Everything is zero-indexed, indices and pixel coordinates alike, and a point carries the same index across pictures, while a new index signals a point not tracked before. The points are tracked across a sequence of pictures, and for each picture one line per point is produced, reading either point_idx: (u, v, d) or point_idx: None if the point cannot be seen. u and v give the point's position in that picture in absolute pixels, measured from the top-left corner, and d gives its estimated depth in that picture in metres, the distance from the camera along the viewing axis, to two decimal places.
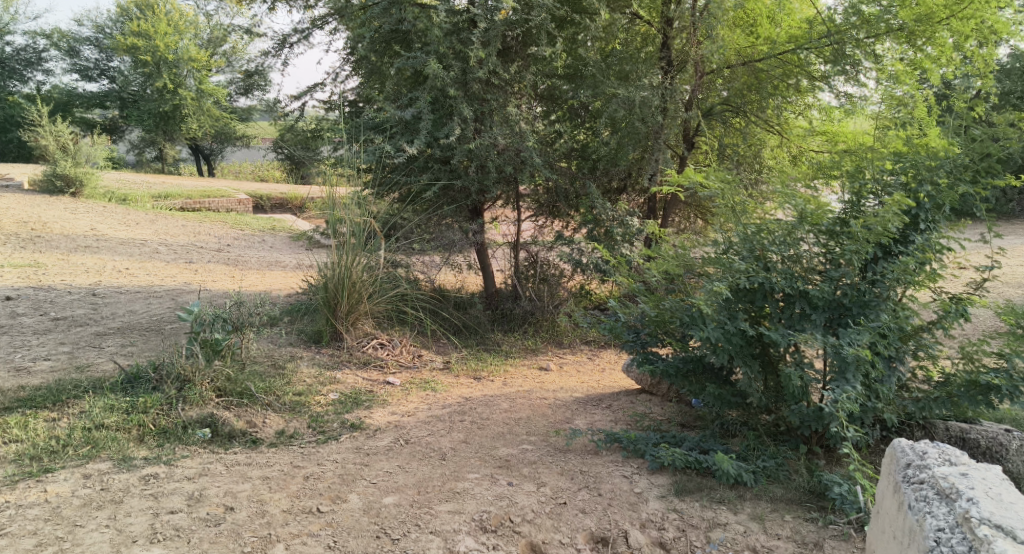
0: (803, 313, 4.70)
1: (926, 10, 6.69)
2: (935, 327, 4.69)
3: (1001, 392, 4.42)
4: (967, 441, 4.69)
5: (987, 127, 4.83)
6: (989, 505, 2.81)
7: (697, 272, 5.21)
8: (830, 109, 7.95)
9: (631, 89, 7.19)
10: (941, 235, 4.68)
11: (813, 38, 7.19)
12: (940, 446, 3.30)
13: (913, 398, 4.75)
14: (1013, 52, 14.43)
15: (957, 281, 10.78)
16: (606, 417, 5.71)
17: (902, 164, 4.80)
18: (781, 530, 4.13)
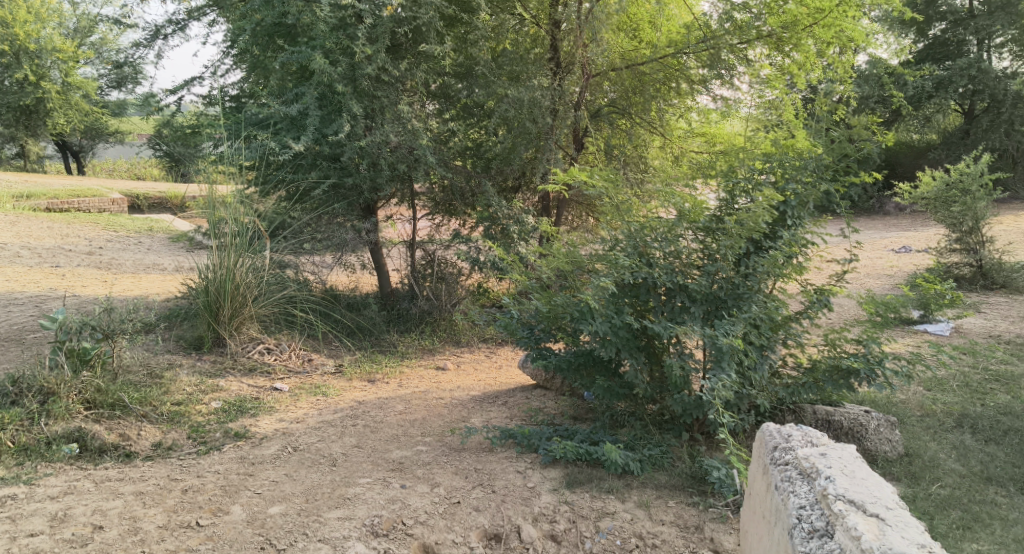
0: (683, 306, 4.95)
1: (791, 17, 7.10)
2: (802, 317, 5.01)
3: (860, 375, 4.79)
4: (832, 423, 5.02)
5: (845, 129, 5.16)
6: (844, 481, 3.03)
7: (586, 269, 5.28)
8: (708, 112, 8.26)
9: (521, 90, 7.33)
10: (806, 230, 5.03)
11: (691, 42, 7.47)
12: (804, 429, 3.57)
13: (783, 384, 5.06)
14: (870, 61, 15.57)
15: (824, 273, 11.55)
16: (503, 414, 5.74)
17: (771, 164, 5.08)
18: (666, 516, 4.30)
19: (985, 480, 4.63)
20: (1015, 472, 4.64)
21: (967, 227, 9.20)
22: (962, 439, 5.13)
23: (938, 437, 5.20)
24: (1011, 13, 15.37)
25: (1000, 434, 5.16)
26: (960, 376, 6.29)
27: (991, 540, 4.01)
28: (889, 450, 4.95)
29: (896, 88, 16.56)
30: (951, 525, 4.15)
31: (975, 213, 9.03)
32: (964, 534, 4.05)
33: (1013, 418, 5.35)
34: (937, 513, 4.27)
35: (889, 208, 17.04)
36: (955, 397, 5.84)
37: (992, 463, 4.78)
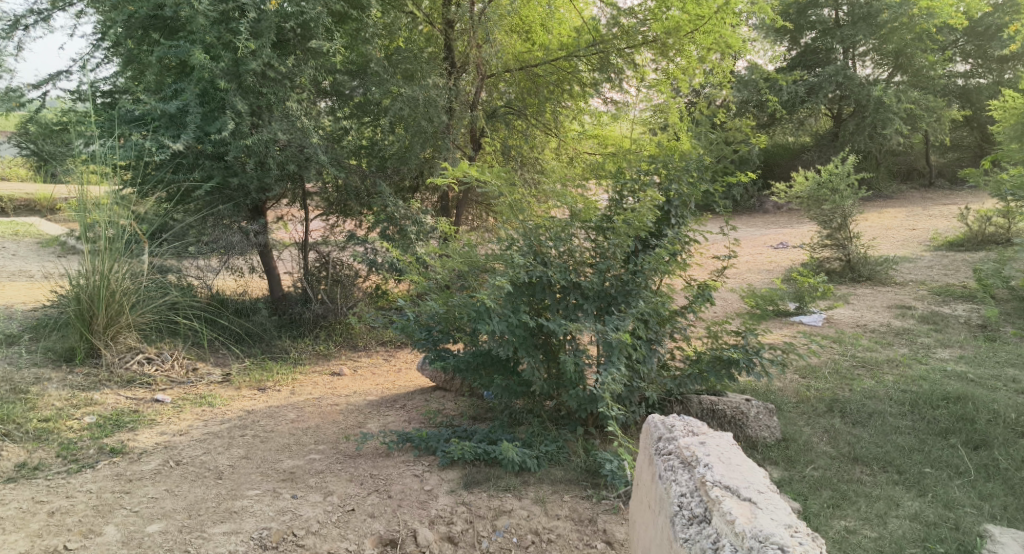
0: (576, 303, 5.04)
1: (674, 23, 7.35)
2: (687, 311, 5.23)
3: (739, 364, 5.07)
4: (716, 412, 5.24)
5: (723, 132, 5.39)
6: (721, 467, 3.19)
7: (483, 269, 5.17)
8: (599, 114, 8.39)
9: (416, 89, 7.28)
10: (689, 229, 5.22)
11: (581, 46, 7.66)
12: (685, 419, 3.73)
13: (671, 376, 5.27)
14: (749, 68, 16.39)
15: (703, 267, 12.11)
16: (400, 417, 5.64)
17: (656, 165, 5.25)
18: (561, 510, 4.36)
19: (852, 460, 4.96)
20: (878, 451, 5.00)
21: (836, 224, 9.85)
22: (833, 423, 5.48)
23: (812, 422, 5.53)
24: (872, 24, 16.35)
25: (866, 416, 5.54)
26: (830, 363, 6.72)
27: (857, 516, 4.32)
28: (768, 436, 5.22)
29: (772, 93, 17.46)
30: (822, 504, 4.44)
31: (843, 210, 9.70)
32: (833, 512, 4.35)
33: (876, 401, 5.77)
34: (810, 494, 4.55)
35: (768, 206, 18.01)
36: (826, 383, 6.23)
37: (858, 444, 5.12)
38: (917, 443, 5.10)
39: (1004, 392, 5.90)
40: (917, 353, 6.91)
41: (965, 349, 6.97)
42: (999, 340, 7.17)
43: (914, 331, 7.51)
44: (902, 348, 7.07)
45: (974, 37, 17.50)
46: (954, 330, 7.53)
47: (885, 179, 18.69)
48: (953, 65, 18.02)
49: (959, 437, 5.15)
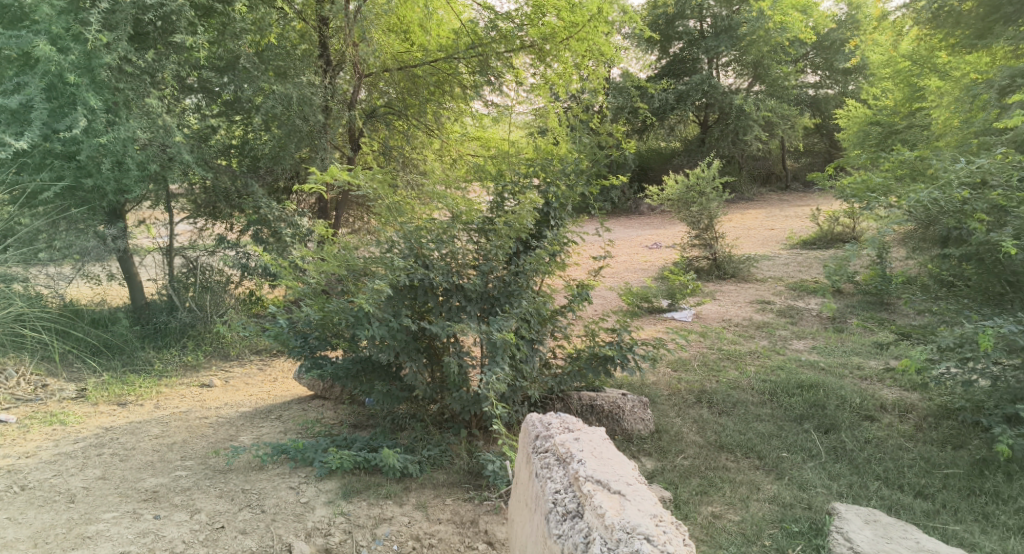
0: (459, 305, 5.04)
1: (550, 29, 7.50)
2: (567, 311, 5.35)
3: (614, 360, 5.28)
4: (595, 407, 5.41)
5: (596, 136, 5.58)
6: (593, 462, 3.32)
7: (361, 273, 4.96)
8: (481, 117, 8.34)
9: (288, 87, 7.04)
10: (567, 230, 5.35)
11: (460, 49, 7.66)
12: (562, 416, 3.83)
13: (552, 374, 5.36)
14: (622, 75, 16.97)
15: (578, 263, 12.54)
16: (275, 428, 5.42)
17: (534, 168, 5.35)
18: (442, 514, 4.34)
19: (718, 448, 5.23)
20: (741, 439, 5.29)
21: (704, 225, 10.38)
22: (701, 413, 5.75)
23: (682, 413, 5.79)
24: (733, 37, 17.55)
25: (731, 406, 5.87)
26: (699, 356, 7.07)
27: (722, 501, 4.58)
28: (642, 429, 5.40)
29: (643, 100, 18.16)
30: (691, 491, 4.67)
31: (710, 212, 10.24)
32: (701, 499, 4.59)
33: (739, 392, 6.11)
34: (680, 482, 4.77)
35: (644, 208, 18.73)
36: (695, 376, 6.53)
37: (724, 432, 5.41)
38: (776, 430, 5.45)
39: (849, 379, 6.41)
40: (775, 344, 7.39)
41: (816, 340, 7.52)
42: (845, 330, 7.80)
43: (772, 324, 8.04)
44: (762, 341, 7.54)
45: (822, 51, 18.96)
46: (807, 323, 8.12)
47: (748, 182, 19.91)
48: (805, 76, 19.45)
49: (812, 422, 5.55)
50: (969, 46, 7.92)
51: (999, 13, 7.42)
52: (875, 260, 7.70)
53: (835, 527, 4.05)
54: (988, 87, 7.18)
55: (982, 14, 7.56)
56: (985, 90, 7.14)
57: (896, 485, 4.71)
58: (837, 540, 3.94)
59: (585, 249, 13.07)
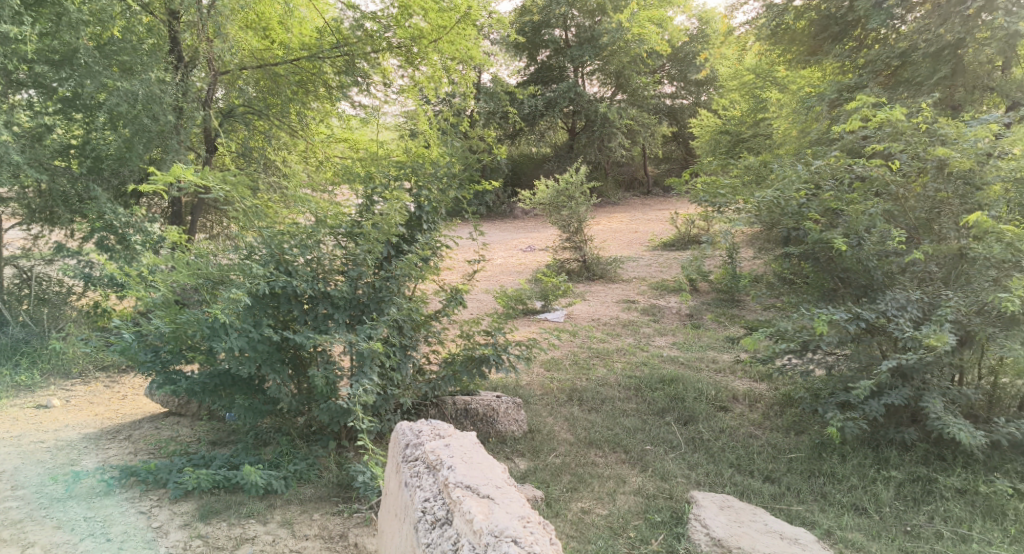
0: (326, 313, 4.88)
1: (417, 32, 7.39)
2: (440, 315, 5.33)
3: (489, 362, 5.31)
4: (469, 411, 5.40)
5: (466, 141, 5.60)
6: (462, 468, 3.34)
7: (218, 282, 4.71)
8: (349, 119, 8.18)
9: (135, 83, 6.49)
10: (439, 235, 5.33)
11: (324, 48, 7.40)
12: (432, 423, 3.81)
13: (426, 381, 5.32)
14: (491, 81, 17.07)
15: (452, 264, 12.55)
16: (124, 449, 5.04)
17: (404, 171, 5.25)
18: (309, 530, 4.20)
19: (588, 444, 5.39)
20: (608, 434, 5.48)
21: (573, 228, 10.67)
22: (572, 411, 5.90)
23: (554, 412, 5.91)
24: (595, 47, 18.14)
25: (599, 403, 6.05)
26: (569, 356, 7.24)
27: (591, 497, 4.71)
28: (516, 429, 5.47)
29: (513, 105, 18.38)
30: (562, 489, 4.78)
31: (578, 215, 10.55)
32: (571, 495, 4.71)
33: (607, 388, 6.33)
34: (552, 481, 4.87)
35: (517, 212, 19.03)
36: (566, 375, 6.69)
37: (592, 428, 5.58)
38: (640, 424, 5.68)
39: (706, 372, 6.80)
40: (640, 342, 7.70)
41: (677, 336, 7.91)
42: (701, 327, 8.28)
43: (637, 323, 8.37)
44: (629, 338, 7.83)
45: (677, 63, 20.02)
46: (669, 320, 8.52)
47: (614, 186, 20.66)
48: (662, 87, 20.45)
49: (673, 415, 5.84)
50: (802, 62, 8.66)
51: (828, 32, 8.12)
52: (728, 260, 8.20)
53: (694, 515, 4.27)
54: (820, 101, 7.82)
55: (813, 32, 8.23)
56: (817, 103, 7.80)
57: (747, 472, 5.04)
58: (695, 528, 4.16)
59: (457, 252, 13.15)
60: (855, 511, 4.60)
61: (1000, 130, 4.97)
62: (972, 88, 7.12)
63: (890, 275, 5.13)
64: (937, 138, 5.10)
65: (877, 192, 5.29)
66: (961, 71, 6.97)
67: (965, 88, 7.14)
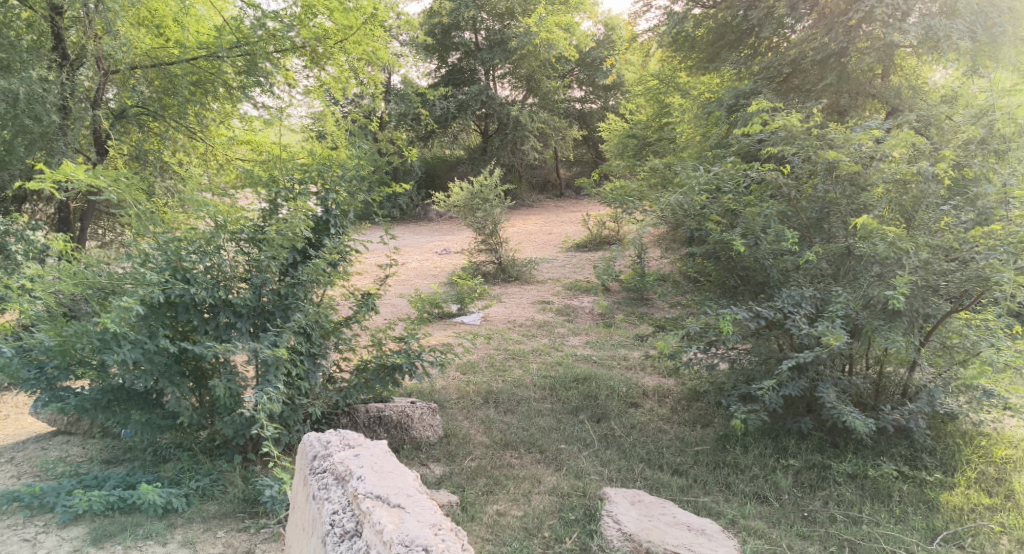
0: (228, 322, 4.72)
1: (322, 31, 7.26)
2: (351, 322, 5.21)
3: (402, 369, 5.22)
4: (382, 418, 5.31)
5: (374, 143, 5.47)
6: (372, 477, 3.28)
7: (109, 293, 4.47)
8: (251, 119, 7.81)
9: (13, 81, 6.05)
10: (348, 239, 5.21)
11: (223, 48, 6.85)
12: (341, 432, 3.73)
13: (336, 389, 5.21)
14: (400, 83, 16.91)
15: (361, 266, 12.23)
16: (7, 473, 4.72)
17: (309, 173, 5.10)
18: (213, 549, 4.02)
19: (503, 446, 5.40)
20: (524, 435, 5.51)
21: (488, 231, 10.66)
22: (488, 413, 5.91)
23: (469, 416, 5.89)
24: (505, 50, 18.20)
25: (514, 404, 6.08)
26: (485, 358, 7.25)
27: (506, 499, 4.73)
28: (431, 435, 5.42)
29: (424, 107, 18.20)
30: (477, 492, 4.77)
31: (493, 218, 10.56)
32: (487, 498, 4.71)
33: (523, 389, 6.37)
34: (467, 485, 4.86)
35: (431, 215, 18.94)
36: (481, 378, 6.68)
37: (508, 430, 5.60)
38: (555, 423, 5.75)
39: (618, 369, 6.96)
40: (555, 342, 7.79)
41: (590, 335, 8.05)
42: (614, 325, 8.46)
43: (552, 323, 8.46)
44: (543, 339, 7.91)
45: (586, 68, 20.43)
46: (582, 320, 8.67)
47: (527, 188, 20.86)
48: (572, 91, 20.83)
49: (586, 413, 5.93)
50: (702, 69, 9.02)
51: (724, 41, 8.47)
52: (637, 260, 8.43)
53: (606, 511, 4.35)
54: (719, 107, 8.17)
55: (710, 40, 8.57)
56: (716, 108, 8.16)
57: (657, 466, 5.18)
58: (608, 524, 4.23)
59: (367, 257, 12.90)
60: (757, 499, 4.80)
61: (882, 135, 5.25)
62: (855, 95, 7.57)
63: (784, 273, 5.38)
64: (826, 142, 5.37)
65: (773, 194, 5.52)
66: (845, 79, 7.43)
67: (849, 94, 7.59)
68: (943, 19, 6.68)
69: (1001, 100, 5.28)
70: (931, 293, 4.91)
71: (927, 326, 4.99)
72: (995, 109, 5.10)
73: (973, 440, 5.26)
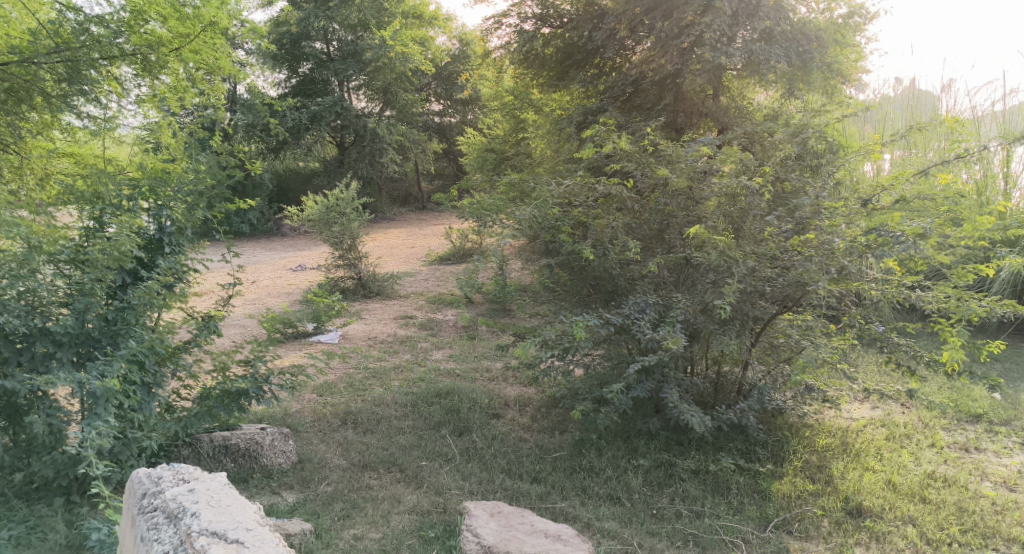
0: (46, 353, 4.30)
1: (155, 39, 6.79)
2: (191, 346, 4.89)
3: (249, 395, 4.93)
4: (229, 447, 5.03)
5: (213, 156, 5.19)
6: (208, 513, 3.10)
7: None
8: (74, 131, 7.33)
9: None
10: (187, 258, 4.92)
11: (39, 52, 6.16)
12: (175, 466, 3.50)
13: (176, 418, 4.86)
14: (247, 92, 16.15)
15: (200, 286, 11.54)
16: None
17: (138, 188, 4.76)
18: None
19: (362, 467, 5.27)
20: (383, 455, 5.41)
21: (346, 245, 10.40)
22: (346, 435, 5.74)
23: (326, 438, 5.70)
24: (359, 62, 17.97)
25: (374, 423, 5.96)
26: (343, 378, 7.03)
27: (364, 522, 4.61)
28: (283, 462, 5.21)
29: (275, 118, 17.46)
30: (334, 517, 4.62)
31: (351, 232, 10.34)
32: (343, 523, 4.57)
33: (383, 407, 6.25)
34: (322, 511, 4.69)
35: (285, 229, 18.24)
36: (339, 398, 6.49)
37: (367, 451, 5.48)
38: (416, 440, 5.68)
39: (480, 382, 6.99)
40: (417, 357, 7.70)
41: (453, 349, 8.05)
42: (477, 338, 8.52)
43: (414, 338, 8.38)
44: (405, 355, 7.80)
45: (443, 82, 20.65)
46: (445, 334, 8.64)
47: (388, 202, 20.63)
48: (430, 104, 21.02)
49: (448, 427, 5.91)
50: (552, 86, 9.29)
51: (572, 60, 8.80)
52: (498, 272, 8.57)
53: (465, 526, 4.32)
54: (569, 123, 8.53)
55: (559, 58, 8.85)
56: (567, 124, 8.53)
57: (517, 475, 5.23)
58: (466, 538, 4.20)
59: (206, 278, 12.19)
60: (611, 501, 4.96)
61: (714, 151, 5.62)
62: (691, 114, 8.15)
63: (630, 281, 5.67)
64: (663, 158, 5.70)
65: (618, 207, 5.83)
66: (681, 98, 8.03)
67: (685, 113, 8.16)
68: (763, 46, 7.33)
69: (811, 120, 5.86)
70: (758, 298, 5.30)
71: (756, 327, 5.39)
72: (807, 128, 5.66)
73: (799, 431, 5.73)
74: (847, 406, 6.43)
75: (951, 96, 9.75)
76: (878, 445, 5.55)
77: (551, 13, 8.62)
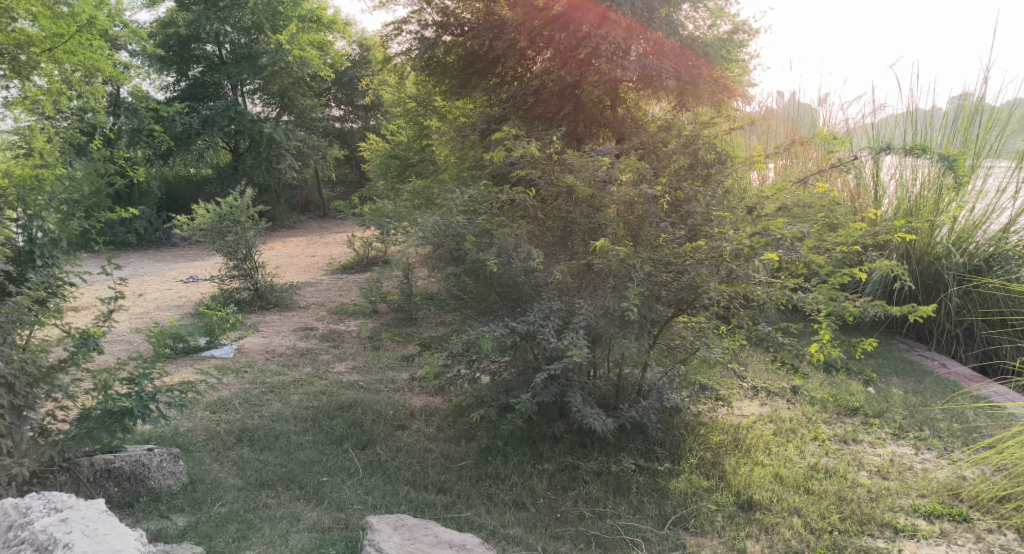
0: None
1: (25, 38, 6.57)
2: (68, 365, 4.55)
3: (134, 414, 4.55)
4: (111, 471, 4.75)
5: (90, 163, 4.87)
6: (82, 544, 2.93)
7: None
8: None
9: None
10: (61, 270, 4.60)
11: None
12: (47, 494, 3.31)
13: (52, 443, 4.55)
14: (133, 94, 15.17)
15: (76, 302, 10.85)
16: None
17: (6, 196, 4.40)
18: None
19: (258, 486, 5.07)
20: (282, 472, 5.24)
21: (241, 255, 10.02)
22: (242, 453, 5.52)
23: (220, 457, 5.46)
24: (254, 65, 17.29)
25: (272, 440, 5.75)
26: (238, 394, 6.75)
27: (261, 542, 4.44)
28: (173, 483, 4.95)
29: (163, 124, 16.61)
30: (228, 539, 4.43)
31: (246, 241, 9.97)
32: (239, 545, 4.38)
33: (282, 423, 6.05)
34: (215, 533, 4.49)
35: (175, 239, 17.39)
36: (235, 415, 6.24)
37: (264, 468, 5.28)
38: (317, 455, 5.52)
39: (384, 393, 6.89)
40: (318, 370, 7.49)
41: (356, 360, 7.89)
42: (381, 348, 8.40)
43: (315, 350, 8.16)
44: (306, 368, 7.58)
45: (342, 87, 20.50)
46: (348, 345, 8.46)
47: (287, 210, 20.04)
48: (330, 110, 20.80)
49: (350, 440, 5.78)
50: (455, 94, 9.24)
51: (474, 68, 8.81)
52: (402, 281, 8.49)
53: (367, 541, 4.23)
54: (472, 131, 8.59)
55: (461, 66, 8.90)
56: (470, 132, 8.57)
57: (421, 486, 5.17)
58: None
59: (84, 292, 11.46)
60: (516, 507, 4.98)
61: (612, 159, 5.76)
62: (590, 125, 8.30)
63: (535, 288, 5.68)
64: (566, 166, 5.79)
65: (523, 215, 5.97)
66: (580, 109, 8.17)
67: (585, 123, 8.30)
68: (655, 59, 7.65)
69: (701, 131, 6.12)
70: (655, 301, 5.46)
71: (654, 330, 5.55)
72: (698, 138, 5.90)
73: (693, 429, 5.95)
74: (738, 403, 6.73)
75: (827, 109, 10.41)
76: (766, 440, 5.83)
77: (453, 22, 8.64)
